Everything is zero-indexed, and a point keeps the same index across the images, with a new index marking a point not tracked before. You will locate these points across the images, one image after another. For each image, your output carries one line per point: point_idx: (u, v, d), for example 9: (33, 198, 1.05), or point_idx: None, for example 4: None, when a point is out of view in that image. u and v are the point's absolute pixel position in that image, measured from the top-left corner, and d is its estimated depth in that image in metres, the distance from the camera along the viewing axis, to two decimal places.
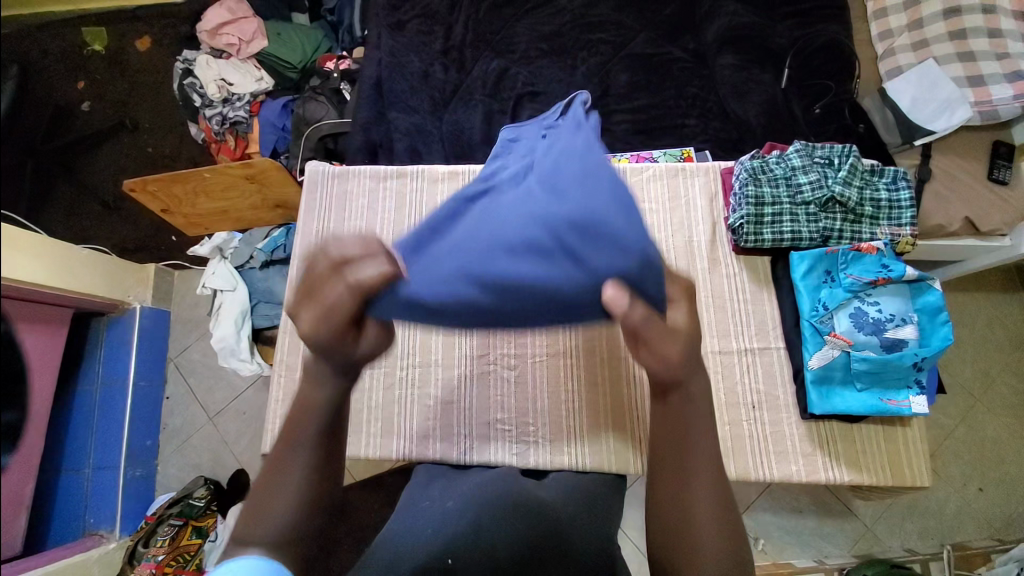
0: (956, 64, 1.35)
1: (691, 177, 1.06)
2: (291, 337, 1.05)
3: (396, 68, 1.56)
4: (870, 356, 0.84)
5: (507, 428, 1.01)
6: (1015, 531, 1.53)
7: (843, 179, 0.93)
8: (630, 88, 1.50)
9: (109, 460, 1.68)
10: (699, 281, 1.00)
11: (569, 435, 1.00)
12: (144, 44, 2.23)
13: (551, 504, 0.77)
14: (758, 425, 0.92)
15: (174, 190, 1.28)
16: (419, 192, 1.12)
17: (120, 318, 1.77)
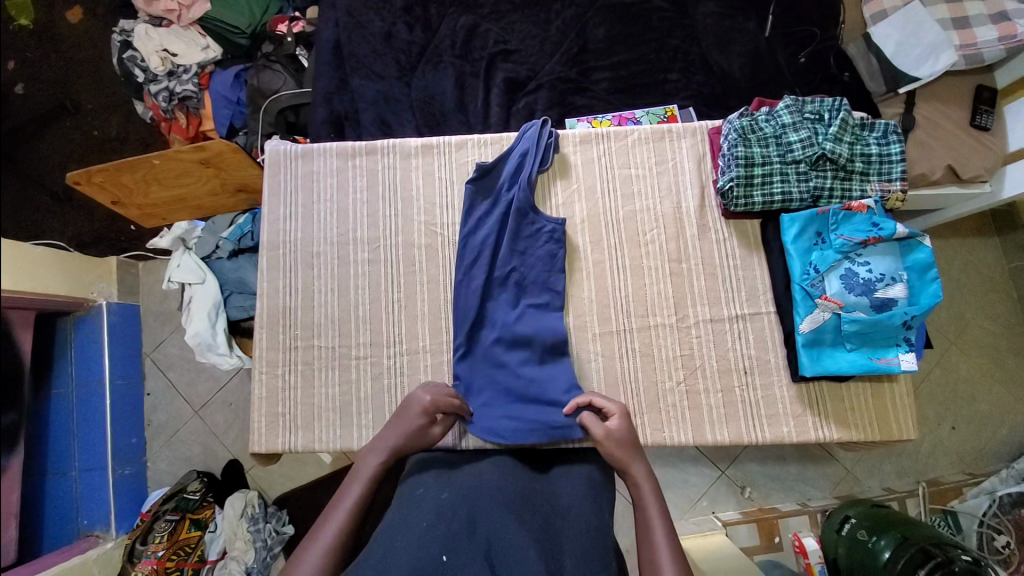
0: (941, 5, 1.30)
1: (678, 138, 1.01)
2: (267, 332, 0.99)
3: (356, 30, 1.44)
4: (860, 317, 0.84)
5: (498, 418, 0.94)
6: (983, 464, 1.62)
7: (834, 136, 0.89)
8: (609, 42, 1.41)
9: (96, 461, 1.64)
10: (688, 248, 0.97)
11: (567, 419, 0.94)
12: (76, 15, 2.02)
13: (550, 497, 0.78)
14: (749, 389, 0.93)
15: (123, 180, 1.17)
16: (391, 169, 1.04)
17: (86, 316, 1.70)
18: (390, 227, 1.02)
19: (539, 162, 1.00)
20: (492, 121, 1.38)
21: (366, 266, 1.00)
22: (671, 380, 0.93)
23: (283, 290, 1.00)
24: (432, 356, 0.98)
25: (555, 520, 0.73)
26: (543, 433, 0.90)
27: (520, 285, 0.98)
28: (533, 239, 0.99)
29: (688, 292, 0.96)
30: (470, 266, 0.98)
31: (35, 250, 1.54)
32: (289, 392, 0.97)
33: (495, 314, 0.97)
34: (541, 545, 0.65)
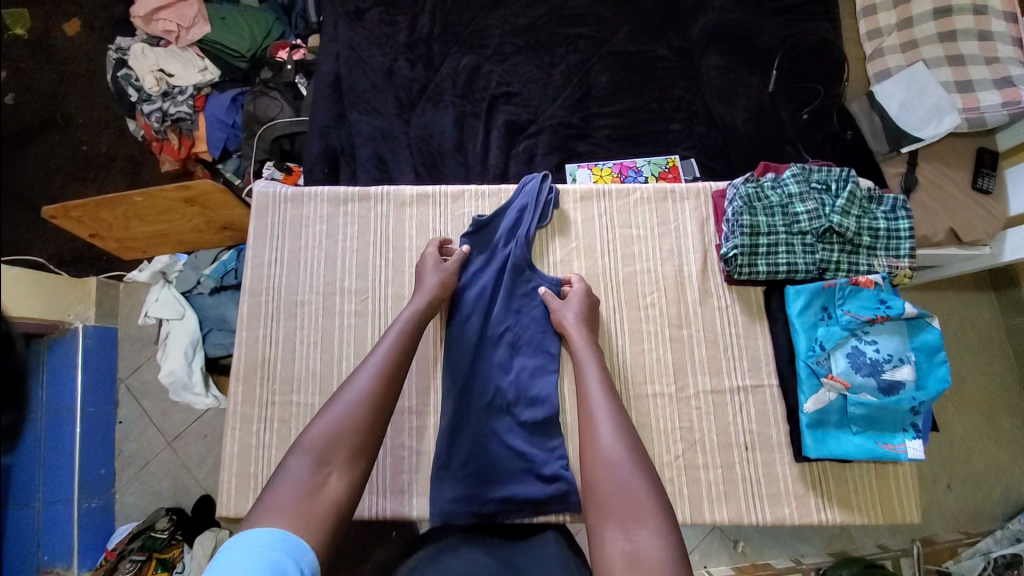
0: (945, 68, 1.30)
1: (681, 200, 0.99)
2: (243, 385, 0.93)
3: (357, 65, 1.41)
4: (867, 400, 0.80)
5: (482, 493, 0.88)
6: (980, 523, 1.58)
7: (841, 208, 0.88)
8: (612, 89, 1.40)
9: (63, 492, 1.53)
10: (689, 315, 0.94)
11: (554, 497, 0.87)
12: (74, 28, 1.97)
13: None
14: (751, 467, 0.88)
15: (103, 214, 1.12)
16: (384, 218, 1.01)
17: (60, 340, 1.61)
18: (382, 278, 0.98)
19: (538, 218, 0.98)
20: (490, 164, 1.35)
21: (353, 318, 0.96)
22: (670, 454, 0.88)
23: (263, 341, 0.94)
24: (415, 418, 0.92)
25: None
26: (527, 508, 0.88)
27: (513, 345, 0.95)
28: (528, 294, 0.97)
29: (688, 360, 0.92)
30: (462, 325, 0.95)
31: (13, 271, 1.50)
32: (263, 451, 0.91)
33: (485, 378, 0.93)
34: None
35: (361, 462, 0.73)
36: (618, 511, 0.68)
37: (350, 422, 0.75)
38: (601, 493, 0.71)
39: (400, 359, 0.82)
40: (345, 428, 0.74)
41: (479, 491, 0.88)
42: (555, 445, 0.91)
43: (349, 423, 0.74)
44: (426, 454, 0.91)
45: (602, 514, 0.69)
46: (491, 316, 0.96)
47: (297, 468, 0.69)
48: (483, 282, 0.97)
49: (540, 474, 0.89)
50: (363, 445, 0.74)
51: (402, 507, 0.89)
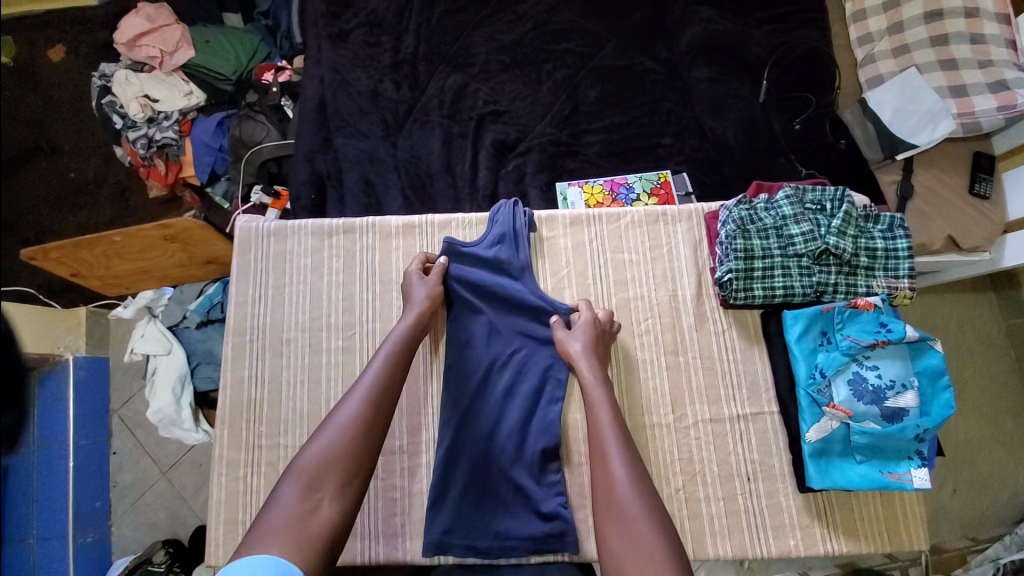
0: (938, 73, 1.28)
1: (673, 223, 0.97)
2: (229, 428, 0.91)
3: (341, 87, 1.39)
4: (871, 428, 0.78)
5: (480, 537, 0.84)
6: (987, 528, 1.55)
7: (837, 229, 0.85)
8: (601, 104, 1.38)
9: (56, 529, 1.51)
10: (685, 342, 0.91)
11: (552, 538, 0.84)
12: (58, 54, 1.95)
13: None
14: (754, 498, 0.86)
15: (82, 255, 1.09)
16: (369, 250, 0.98)
17: (51, 373, 1.58)
18: (369, 312, 0.95)
19: (517, 245, 0.96)
20: (479, 185, 1.33)
21: (340, 354, 0.93)
22: (670, 487, 0.86)
23: (249, 382, 0.92)
24: (406, 457, 0.90)
25: None
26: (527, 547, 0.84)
27: (507, 376, 0.92)
28: (521, 322, 0.94)
29: (685, 389, 0.89)
30: (454, 357, 0.92)
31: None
32: (251, 496, 0.88)
33: (477, 414, 0.90)
34: None
35: (352, 487, 0.71)
36: (630, 559, 0.63)
37: (340, 448, 0.72)
38: (611, 550, 0.66)
39: (391, 379, 0.80)
40: (335, 453, 0.71)
41: (478, 530, 0.84)
42: (553, 480, 0.87)
43: (339, 448, 0.72)
44: (420, 495, 0.88)
45: (616, 572, 0.63)
46: (483, 346, 0.93)
47: (288, 495, 0.67)
48: (469, 314, 0.95)
49: (540, 511, 0.85)
50: (353, 471, 0.72)
51: (396, 550, 0.86)
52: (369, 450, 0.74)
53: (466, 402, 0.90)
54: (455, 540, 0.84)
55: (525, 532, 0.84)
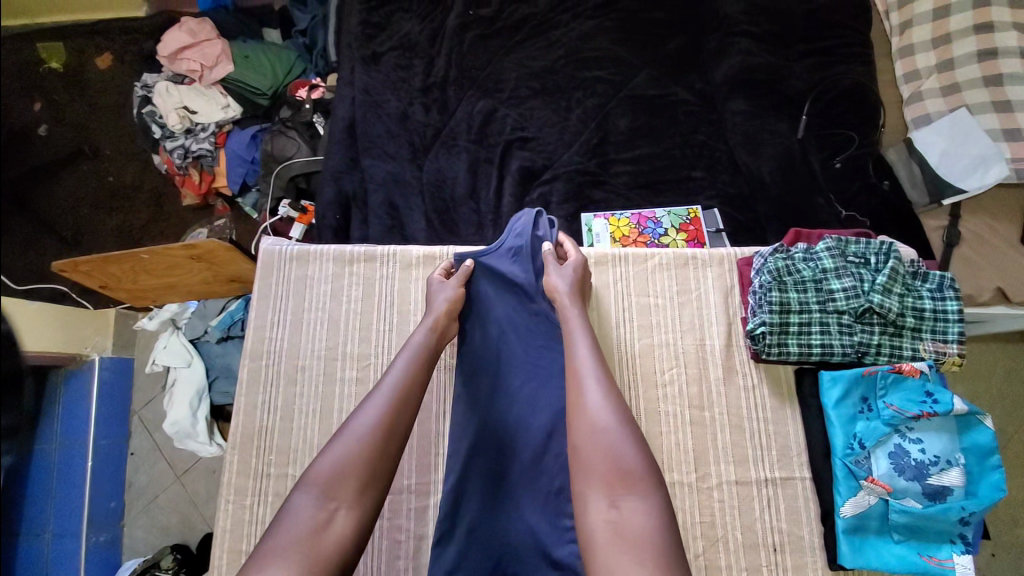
0: (990, 114, 1.21)
1: (703, 267, 0.93)
2: (240, 455, 0.90)
3: (372, 109, 1.40)
4: (911, 507, 0.72)
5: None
6: None
7: (882, 286, 0.80)
8: (630, 134, 1.35)
9: (71, 526, 1.52)
10: (711, 396, 0.86)
11: None
12: (105, 62, 2.04)
13: None
14: (780, 572, 0.79)
15: (110, 269, 1.10)
16: (389, 279, 0.97)
17: (79, 371, 1.63)
18: (385, 342, 0.94)
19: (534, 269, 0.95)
20: (503, 212, 1.32)
21: (354, 385, 0.92)
22: (688, 552, 0.80)
23: (262, 408, 0.91)
24: (413, 498, 0.87)
25: None
26: None
27: (522, 417, 0.88)
28: (540, 358, 0.91)
29: (710, 446, 0.84)
30: (469, 393, 0.89)
31: (31, 305, 1.50)
32: (257, 527, 0.87)
33: (487, 456, 0.86)
34: None
35: (369, 497, 0.69)
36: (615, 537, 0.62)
37: (356, 459, 0.69)
38: (580, 454, 0.70)
39: (411, 388, 0.78)
40: (350, 463, 0.69)
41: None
42: (567, 526, 0.80)
43: (355, 457, 0.69)
44: (425, 538, 0.86)
45: (587, 476, 0.68)
46: (499, 380, 0.90)
47: (301, 505, 0.66)
48: (485, 343, 0.93)
49: (550, 556, 0.79)
50: (366, 484, 0.69)
51: None
52: (386, 466, 0.71)
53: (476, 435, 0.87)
54: None
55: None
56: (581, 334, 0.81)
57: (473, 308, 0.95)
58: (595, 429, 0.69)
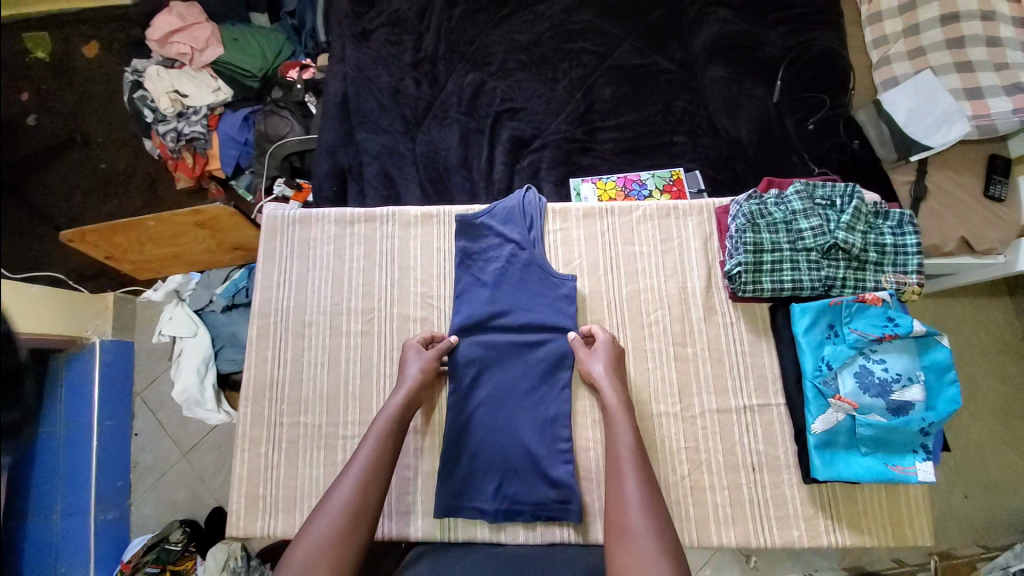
0: (953, 75, 1.27)
1: (684, 217, 0.99)
2: (252, 406, 0.95)
3: (364, 84, 1.44)
4: (876, 421, 0.79)
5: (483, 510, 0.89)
6: (999, 536, 1.53)
7: (847, 224, 0.87)
8: (615, 102, 1.40)
9: (81, 504, 1.57)
10: (693, 333, 0.94)
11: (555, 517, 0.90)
12: (92, 50, 2.05)
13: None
14: (757, 488, 0.87)
15: (117, 240, 1.17)
16: (389, 238, 1.02)
17: (80, 353, 1.67)
18: (385, 298, 0.99)
19: (524, 221, 1.00)
20: (495, 178, 1.37)
21: (359, 338, 0.97)
22: (675, 475, 0.88)
23: (271, 362, 0.96)
24: (417, 438, 0.94)
25: None
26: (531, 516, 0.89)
27: (519, 359, 0.95)
28: (534, 306, 0.96)
29: (692, 379, 0.91)
30: (468, 338, 0.95)
31: (31, 289, 1.52)
32: (271, 472, 0.92)
33: (486, 392, 0.93)
34: None
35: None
36: None
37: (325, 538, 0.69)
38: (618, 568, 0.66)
39: (381, 460, 0.79)
40: (323, 548, 0.68)
41: (489, 494, 0.90)
42: (563, 449, 0.91)
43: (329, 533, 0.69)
44: (428, 471, 0.93)
45: None
46: (496, 325, 0.96)
47: None
48: (484, 292, 0.97)
49: (549, 478, 0.90)
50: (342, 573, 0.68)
51: (407, 524, 0.91)
52: (357, 548, 0.70)
53: (470, 376, 0.94)
54: (462, 506, 0.90)
55: (531, 498, 0.90)
56: (622, 432, 0.80)
57: (468, 262, 0.99)
58: (637, 551, 0.66)
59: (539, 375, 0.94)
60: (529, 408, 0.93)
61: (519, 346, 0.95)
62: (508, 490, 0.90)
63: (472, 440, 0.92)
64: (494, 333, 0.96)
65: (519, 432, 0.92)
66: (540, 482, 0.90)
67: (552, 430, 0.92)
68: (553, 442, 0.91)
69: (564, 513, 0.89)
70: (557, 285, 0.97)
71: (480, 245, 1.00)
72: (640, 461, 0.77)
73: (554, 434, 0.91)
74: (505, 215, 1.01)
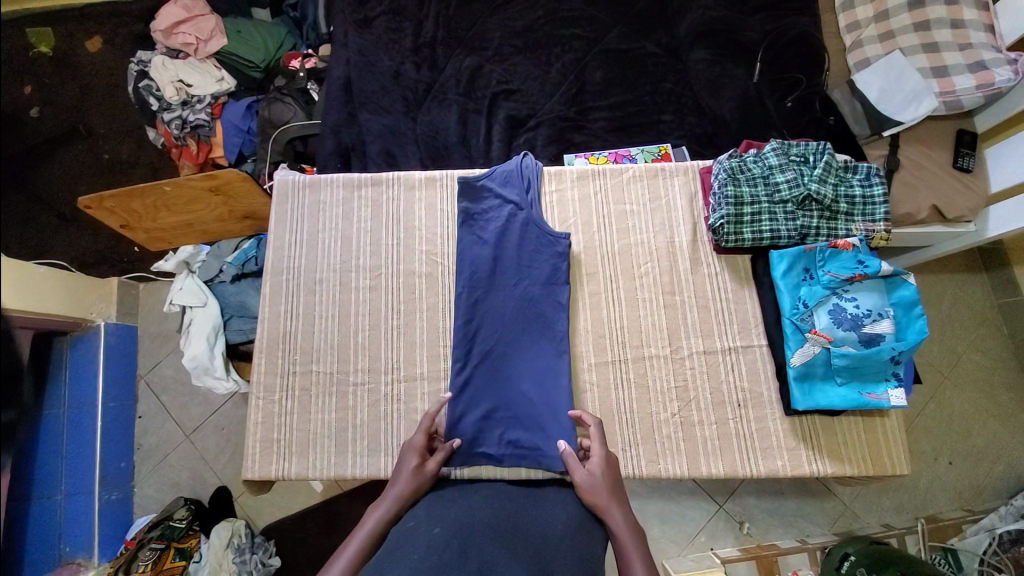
0: (920, 56, 1.35)
1: (670, 177, 1.11)
2: (267, 355, 1.03)
3: (366, 68, 1.50)
4: (849, 351, 0.88)
5: (490, 453, 0.97)
6: (983, 500, 1.56)
7: (818, 177, 0.97)
8: (606, 84, 1.49)
9: (84, 484, 1.51)
10: (681, 281, 1.04)
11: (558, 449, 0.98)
12: (95, 44, 2.01)
13: (547, 528, 0.81)
14: (743, 422, 0.97)
15: (133, 205, 1.27)
16: (395, 200, 1.11)
17: (84, 337, 1.60)
18: (394, 255, 1.08)
19: (522, 184, 1.08)
20: (492, 154, 1.44)
21: (368, 292, 1.06)
22: (666, 413, 0.98)
23: (286, 315, 1.05)
24: (431, 384, 1.02)
25: (539, 544, 0.76)
26: (533, 459, 0.96)
27: (518, 308, 1.02)
28: (533, 260, 1.04)
29: (681, 324, 1.02)
30: (469, 291, 1.02)
31: (38, 269, 1.45)
32: (285, 416, 1.00)
33: (487, 338, 1.01)
34: (528, 563, 0.70)
35: None
36: None
37: None
38: None
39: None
40: None
41: (492, 439, 0.97)
42: (562, 389, 0.98)
43: None
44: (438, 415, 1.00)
45: None
46: (496, 277, 1.03)
47: None
48: (484, 246, 1.05)
49: (547, 418, 0.97)
50: None
51: None
52: None
53: (466, 326, 1.01)
54: (466, 448, 0.96)
55: (529, 441, 0.97)
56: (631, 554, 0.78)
57: (469, 220, 1.08)
58: None
59: (534, 323, 1.01)
60: (527, 354, 1.00)
61: (514, 297, 1.02)
62: (513, 429, 0.98)
63: (476, 384, 0.99)
64: (492, 284, 1.03)
65: (516, 376, 0.99)
66: (535, 424, 0.98)
67: (551, 373, 0.99)
68: (544, 383, 0.99)
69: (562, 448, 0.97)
70: (553, 241, 1.05)
71: (480, 209, 1.08)
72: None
73: (547, 376, 0.99)
74: (503, 177, 1.09)
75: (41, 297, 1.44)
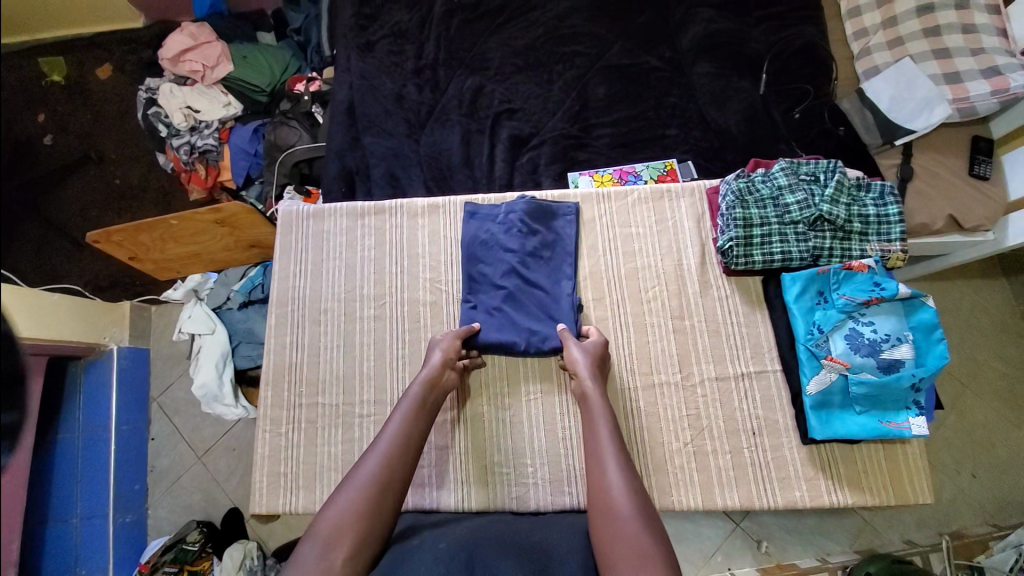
0: (931, 62, 1.32)
1: (677, 199, 1.10)
2: (273, 388, 1.03)
3: (369, 91, 1.51)
4: (867, 378, 0.87)
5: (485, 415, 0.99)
6: (1008, 515, 1.50)
7: (830, 197, 0.96)
8: (609, 100, 1.47)
9: (98, 507, 1.51)
10: (691, 305, 1.03)
11: (570, 476, 0.99)
12: (105, 72, 2.04)
13: (550, 541, 0.80)
14: (759, 452, 0.95)
15: (141, 238, 1.29)
16: (398, 228, 1.12)
17: (98, 361, 1.60)
18: (398, 285, 1.08)
19: (538, 259, 1.07)
20: (496, 175, 1.43)
21: (373, 322, 1.06)
22: (679, 442, 0.96)
23: (291, 346, 1.05)
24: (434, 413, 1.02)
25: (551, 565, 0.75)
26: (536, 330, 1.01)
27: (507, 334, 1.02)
28: (530, 323, 1.03)
29: (692, 349, 1.00)
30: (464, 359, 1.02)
31: (53, 297, 1.46)
32: (292, 449, 1.00)
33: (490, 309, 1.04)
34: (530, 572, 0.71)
35: (367, 549, 0.72)
36: None
37: (355, 510, 0.73)
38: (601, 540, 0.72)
39: (409, 440, 0.83)
40: (347, 521, 0.72)
41: (497, 321, 1.03)
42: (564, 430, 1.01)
43: (358, 506, 0.74)
44: (444, 447, 1.01)
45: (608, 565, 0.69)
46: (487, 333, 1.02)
47: (304, 558, 0.68)
48: (501, 293, 1.05)
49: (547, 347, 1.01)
50: (367, 535, 0.73)
51: (422, 498, 0.98)
52: (381, 516, 0.75)
53: (468, 285, 1.06)
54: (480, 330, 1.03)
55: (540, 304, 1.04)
56: (602, 416, 0.86)
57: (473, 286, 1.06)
58: (616, 517, 0.72)
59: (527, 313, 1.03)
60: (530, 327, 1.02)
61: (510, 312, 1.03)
62: (522, 454, 1.00)
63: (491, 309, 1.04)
64: (489, 313, 1.04)
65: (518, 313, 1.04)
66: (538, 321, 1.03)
67: None
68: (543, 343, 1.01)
69: (569, 480, 0.99)
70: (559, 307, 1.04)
71: (495, 265, 1.07)
72: (619, 446, 0.81)
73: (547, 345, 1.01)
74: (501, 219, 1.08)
75: (56, 323, 1.44)
